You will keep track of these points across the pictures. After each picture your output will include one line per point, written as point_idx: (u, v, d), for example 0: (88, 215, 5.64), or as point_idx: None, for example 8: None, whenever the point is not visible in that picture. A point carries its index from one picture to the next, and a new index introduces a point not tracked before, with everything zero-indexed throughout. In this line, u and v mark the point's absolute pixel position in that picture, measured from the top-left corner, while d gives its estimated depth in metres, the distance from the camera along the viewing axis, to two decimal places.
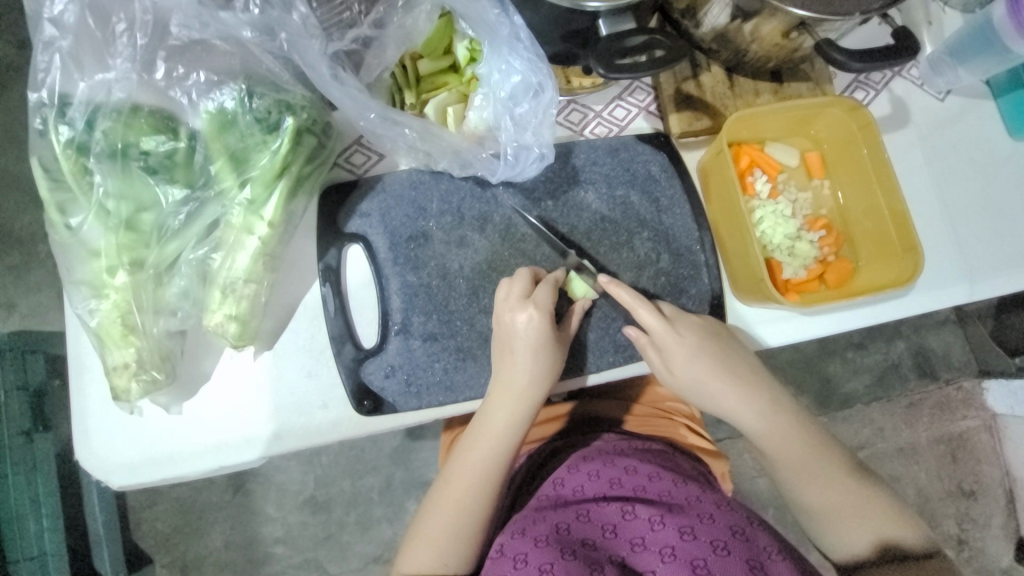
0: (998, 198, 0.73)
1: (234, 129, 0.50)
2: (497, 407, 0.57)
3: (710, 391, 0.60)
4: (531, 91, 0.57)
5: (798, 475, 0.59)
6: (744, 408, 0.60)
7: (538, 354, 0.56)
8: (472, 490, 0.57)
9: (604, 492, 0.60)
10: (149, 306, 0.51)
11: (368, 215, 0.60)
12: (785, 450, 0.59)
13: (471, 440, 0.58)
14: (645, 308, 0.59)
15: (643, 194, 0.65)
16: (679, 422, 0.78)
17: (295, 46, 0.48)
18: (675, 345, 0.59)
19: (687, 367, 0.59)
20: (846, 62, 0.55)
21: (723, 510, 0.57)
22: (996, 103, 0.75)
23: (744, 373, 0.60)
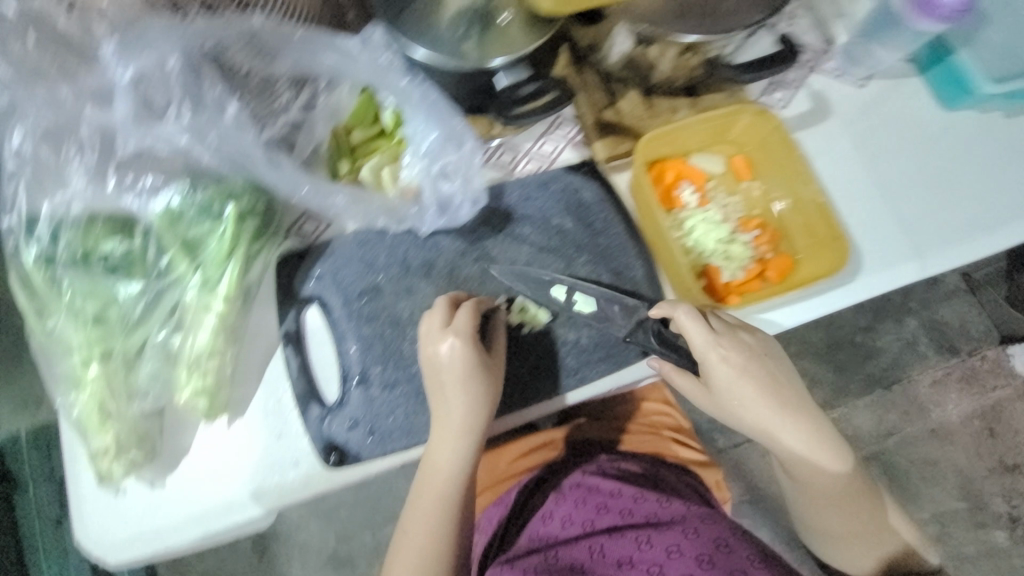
0: (937, 173, 0.74)
1: (182, 221, 0.56)
2: (434, 435, 0.60)
3: (748, 407, 0.61)
4: (452, 142, 0.63)
5: (822, 497, 0.64)
6: (786, 430, 0.61)
7: (467, 382, 0.58)
8: (431, 524, 0.59)
9: (592, 519, 0.64)
10: (125, 390, 0.56)
11: (321, 277, 0.65)
12: (817, 481, 0.63)
13: (421, 476, 0.60)
14: (692, 324, 0.59)
15: (578, 221, 0.69)
16: (667, 437, 0.81)
17: (226, 140, 0.54)
18: (727, 372, 0.60)
19: (730, 388, 0.61)
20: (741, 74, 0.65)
21: (707, 525, 0.62)
22: (923, 78, 0.77)
23: (790, 401, 0.61)
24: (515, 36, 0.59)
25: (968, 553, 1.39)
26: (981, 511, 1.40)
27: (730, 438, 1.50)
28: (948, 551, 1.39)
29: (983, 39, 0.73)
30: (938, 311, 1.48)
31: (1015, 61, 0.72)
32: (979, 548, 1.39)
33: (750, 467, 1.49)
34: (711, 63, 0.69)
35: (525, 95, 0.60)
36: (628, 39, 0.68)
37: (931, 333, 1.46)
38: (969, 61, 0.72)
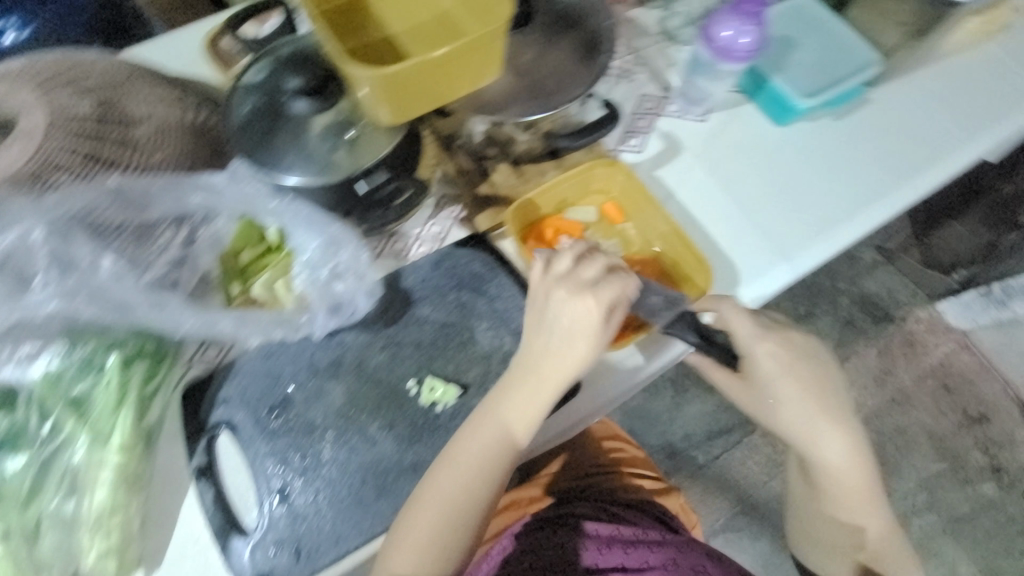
0: (785, 181, 0.83)
1: (63, 382, 0.57)
2: (510, 421, 0.62)
3: (781, 402, 0.70)
4: (332, 247, 0.67)
5: (839, 502, 0.73)
6: (823, 427, 0.70)
7: (592, 345, 0.63)
8: (461, 499, 0.60)
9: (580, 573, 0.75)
10: (24, 569, 0.54)
11: (228, 401, 0.65)
12: (837, 476, 0.71)
13: (432, 497, 0.60)
14: (744, 326, 0.68)
15: (474, 291, 0.72)
16: (625, 473, 0.95)
17: (99, 295, 0.57)
18: (772, 368, 0.69)
19: (773, 383, 0.69)
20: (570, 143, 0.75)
21: (683, 553, 0.79)
22: (754, 104, 0.88)
23: (821, 401, 0.70)
24: (362, 149, 0.63)
25: (963, 513, 1.41)
26: (962, 468, 1.44)
27: (708, 450, 1.51)
28: (944, 515, 1.40)
29: (790, 62, 0.83)
30: (864, 286, 1.58)
31: (820, 76, 0.83)
32: (972, 505, 1.41)
33: (735, 475, 1.49)
34: (555, 138, 0.76)
35: (381, 197, 0.67)
36: (480, 129, 0.76)
37: (863, 307, 1.55)
38: (782, 83, 0.82)
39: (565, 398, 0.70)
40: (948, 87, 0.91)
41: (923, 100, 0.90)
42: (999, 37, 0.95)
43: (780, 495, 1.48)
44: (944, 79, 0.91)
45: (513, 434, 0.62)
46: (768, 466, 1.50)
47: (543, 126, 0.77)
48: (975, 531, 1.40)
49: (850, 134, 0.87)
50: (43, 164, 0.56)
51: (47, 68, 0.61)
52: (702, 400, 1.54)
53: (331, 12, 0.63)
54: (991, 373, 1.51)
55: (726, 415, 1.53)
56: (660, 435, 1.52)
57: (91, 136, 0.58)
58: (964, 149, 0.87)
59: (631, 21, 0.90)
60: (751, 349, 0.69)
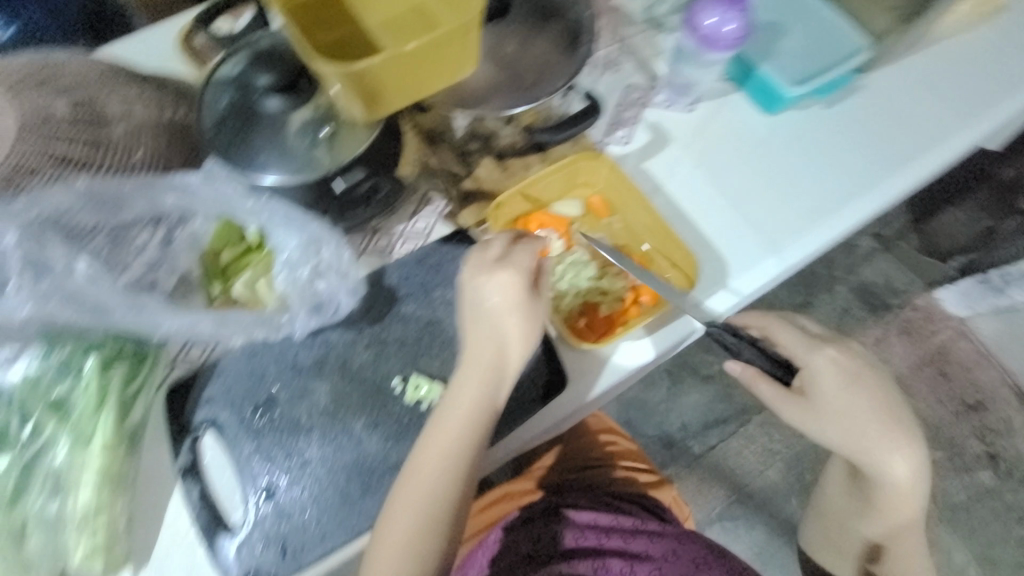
0: (775, 171, 0.82)
1: (43, 384, 0.57)
2: (454, 409, 0.62)
3: (841, 420, 0.69)
4: (312, 247, 0.66)
5: (885, 520, 0.73)
6: (886, 446, 0.70)
7: (526, 314, 0.64)
8: (432, 491, 0.60)
9: (575, 551, 0.76)
10: (15, 566, 0.55)
11: (212, 401, 0.65)
12: (892, 500, 0.72)
13: (400, 508, 0.59)
14: (792, 334, 0.71)
15: (459, 287, 0.72)
16: (618, 466, 0.95)
17: (76, 297, 0.56)
18: (831, 382, 0.70)
19: (840, 398, 0.70)
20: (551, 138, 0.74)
21: (683, 545, 0.78)
22: (743, 93, 0.86)
23: (887, 417, 0.70)
24: (344, 140, 0.62)
25: (959, 500, 1.41)
26: (959, 456, 1.44)
27: (704, 441, 1.51)
28: (939, 502, 1.41)
29: (778, 50, 0.82)
30: (862, 274, 1.57)
31: (809, 64, 0.81)
32: (969, 493, 1.42)
33: (732, 465, 1.50)
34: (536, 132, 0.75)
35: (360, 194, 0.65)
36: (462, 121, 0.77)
37: (860, 296, 1.55)
38: (771, 71, 0.80)
39: (550, 394, 0.68)
40: (939, 70, 0.89)
41: (911, 83, 0.88)
42: (998, 19, 0.92)
43: (776, 484, 1.49)
44: (934, 63, 0.89)
45: (459, 431, 0.61)
46: (765, 456, 1.50)
47: (524, 119, 0.76)
48: (971, 519, 1.41)
49: (842, 122, 0.85)
50: (15, 169, 0.56)
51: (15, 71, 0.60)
52: (697, 391, 1.54)
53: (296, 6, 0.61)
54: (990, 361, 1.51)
55: (722, 406, 1.53)
56: (656, 426, 1.52)
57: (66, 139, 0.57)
58: (957, 135, 0.86)
59: (615, 9, 0.89)
60: (807, 362, 0.70)
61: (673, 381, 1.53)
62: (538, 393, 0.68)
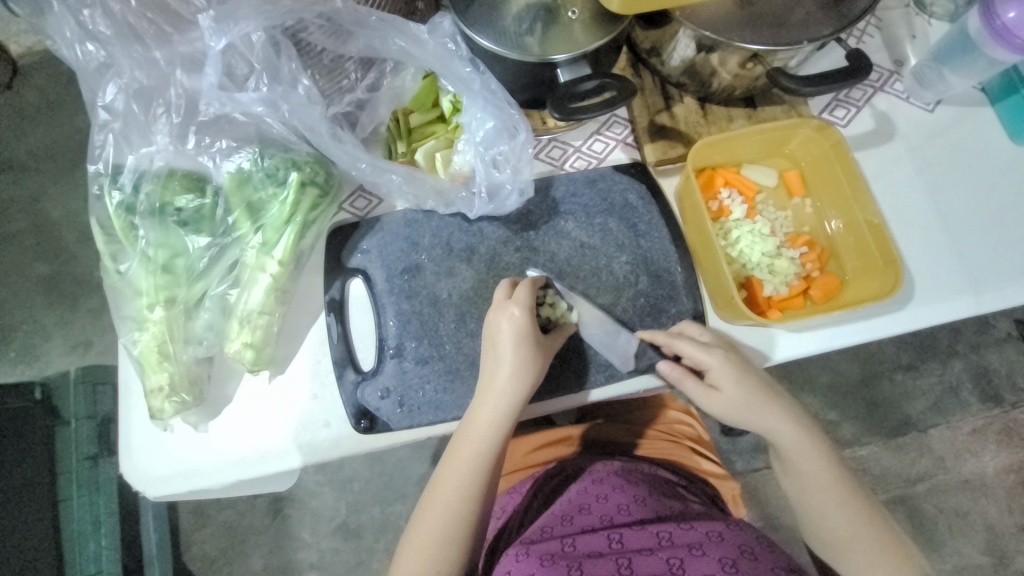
0: (1003, 206, 0.71)
1: (250, 184, 0.60)
2: (486, 416, 0.60)
3: (736, 403, 0.62)
4: (506, 133, 0.64)
5: (841, 503, 0.62)
6: (777, 420, 0.62)
7: (520, 349, 0.59)
8: (466, 485, 0.60)
9: (612, 516, 0.66)
10: (183, 334, 0.60)
11: (367, 252, 0.68)
12: (806, 490, 0.62)
13: (437, 499, 0.60)
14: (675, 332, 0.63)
15: (621, 221, 0.70)
16: (687, 446, 0.88)
17: (297, 113, 0.58)
18: (729, 367, 0.62)
19: (716, 380, 0.62)
20: (795, 88, 0.60)
21: (733, 531, 0.63)
22: (995, 110, 0.74)
23: (772, 400, 0.63)
24: (555, 40, 0.60)
25: None
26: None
27: (749, 461, 1.47)
28: None
29: None
30: (987, 357, 1.42)
31: None
32: None
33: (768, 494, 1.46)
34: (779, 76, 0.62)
35: (585, 92, 0.59)
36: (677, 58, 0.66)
37: (976, 379, 1.41)
38: None
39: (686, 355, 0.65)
40: None
41: None
42: None
43: None
44: None
45: (485, 439, 0.60)
46: None
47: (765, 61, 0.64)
48: None
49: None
50: None
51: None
52: None
53: None
54: None
55: None
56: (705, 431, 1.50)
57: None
58: None
59: None
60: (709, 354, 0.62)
61: None
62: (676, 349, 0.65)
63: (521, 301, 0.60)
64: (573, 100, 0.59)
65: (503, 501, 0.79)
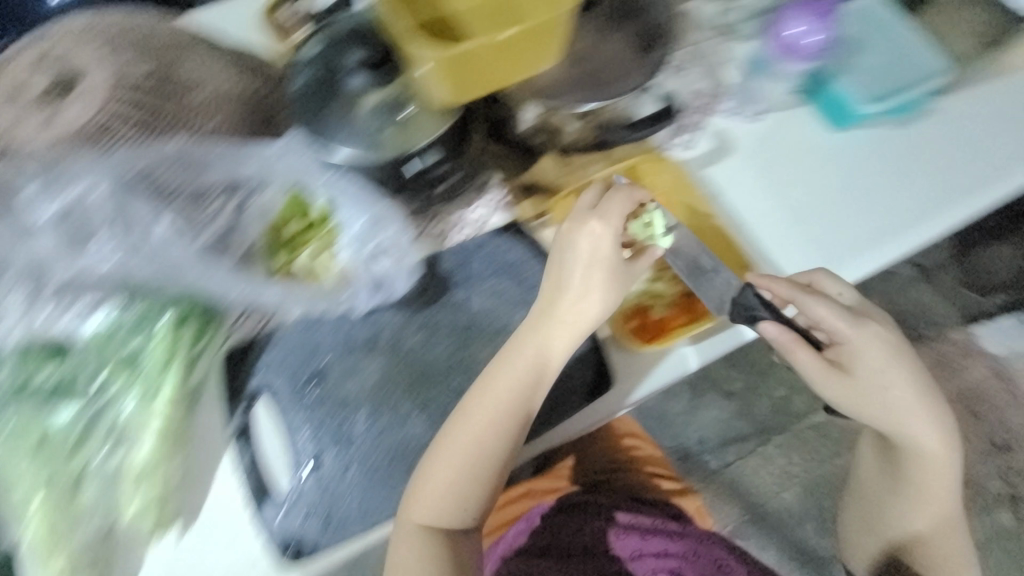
0: (841, 188, 0.80)
1: (115, 338, 0.58)
2: (530, 354, 0.63)
3: (885, 386, 0.65)
4: (376, 226, 0.67)
5: (934, 490, 0.70)
6: (918, 418, 0.66)
7: (594, 270, 0.64)
8: (493, 419, 0.62)
9: (619, 538, 0.84)
10: (68, 515, 0.56)
11: (268, 368, 0.65)
12: (926, 474, 0.69)
13: (460, 429, 0.62)
14: (824, 305, 0.66)
15: (512, 280, 0.73)
16: (650, 474, 0.99)
17: (159, 256, 0.59)
18: (875, 359, 0.65)
19: (861, 366, 0.66)
20: (622, 136, 0.74)
21: (707, 546, 0.84)
22: (812, 106, 0.83)
23: (926, 392, 0.67)
24: (417, 126, 0.63)
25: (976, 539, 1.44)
26: (981, 497, 1.45)
27: (721, 457, 1.51)
28: None
29: (854, 66, 0.80)
30: (898, 301, 1.58)
31: (887, 81, 0.79)
32: (986, 532, 1.45)
33: (748, 484, 1.50)
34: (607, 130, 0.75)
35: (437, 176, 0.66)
36: (534, 111, 0.73)
37: (894, 323, 1.55)
38: (846, 86, 0.79)
39: (598, 392, 0.70)
40: None
41: (1000, 113, 0.84)
42: None
43: (792, 507, 1.49)
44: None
45: (534, 374, 0.63)
46: (782, 478, 1.50)
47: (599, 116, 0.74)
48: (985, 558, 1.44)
49: (928, 143, 0.83)
50: (105, 128, 0.62)
51: (110, 29, 0.67)
52: (718, 406, 1.54)
53: None
54: None
55: (743, 424, 1.53)
56: (674, 437, 1.52)
57: (151, 99, 0.63)
58: None
59: (682, 15, 0.85)
60: (848, 337, 0.66)
61: (695, 395, 1.53)
62: (587, 389, 0.69)
63: (604, 217, 0.64)
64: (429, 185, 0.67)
65: (513, 536, 0.88)
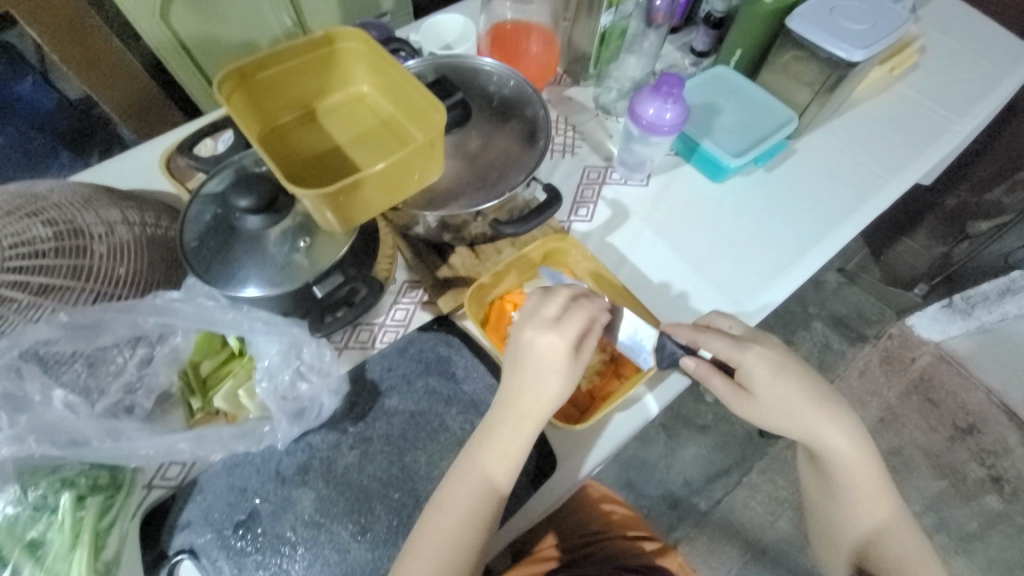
0: (731, 231, 0.88)
1: (17, 526, 0.54)
2: (504, 445, 0.62)
3: (783, 401, 0.66)
4: (291, 352, 0.66)
5: (865, 484, 0.69)
6: (822, 422, 0.67)
7: (560, 364, 0.62)
8: (474, 515, 0.60)
9: None
10: None
11: (191, 524, 0.63)
12: (847, 471, 0.69)
13: (438, 531, 0.59)
14: (710, 336, 0.67)
15: (441, 375, 0.73)
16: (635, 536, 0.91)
17: (63, 429, 0.56)
18: (767, 374, 0.66)
19: (759, 385, 0.67)
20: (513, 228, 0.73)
21: None
22: (691, 164, 0.93)
23: (821, 398, 0.68)
24: (321, 250, 0.65)
25: (972, 530, 1.41)
26: (963, 484, 1.46)
27: (709, 495, 1.47)
28: (954, 534, 1.40)
29: (716, 127, 0.90)
30: (835, 307, 1.65)
31: (745, 138, 0.89)
32: (979, 521, 1.42)
33: (741, 519, 1.45)
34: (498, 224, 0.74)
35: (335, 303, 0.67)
36: (432, 219, 0.73)
37: (838, 328, 1.61)
38: (711, 146, 0.87)
39: (541, 477, 0.68)
40: (864, 128, 0.99)
41: (845, 146, 0.97)
42: (905, 79, 1.05)
43: (789, 535, 1.43)
44: (863, 122, 1.00)
45: (503, 469, 0.61)
46: (771, 504, 1.46)
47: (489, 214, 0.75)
48: (988, 548, 1.40)
49: (792, 180, 0.93)
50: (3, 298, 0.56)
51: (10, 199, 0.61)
52: (695, 442, 1.52)
53: (275, 130, 0.69)
54: (969, 381, 1.58)
55: (722, 456, 1.51)
56: (658, 485, 1.47)
57: (62, 258, 0.59)
58: (888, 185, 0.93)
59: (568, 99, 0.99)
60: (741, 359, 0.66)
61: (668, 435, 1.52)
62: (530, 478, 0.68)
63: (564, 320, 0.63)
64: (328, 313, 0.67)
65: None
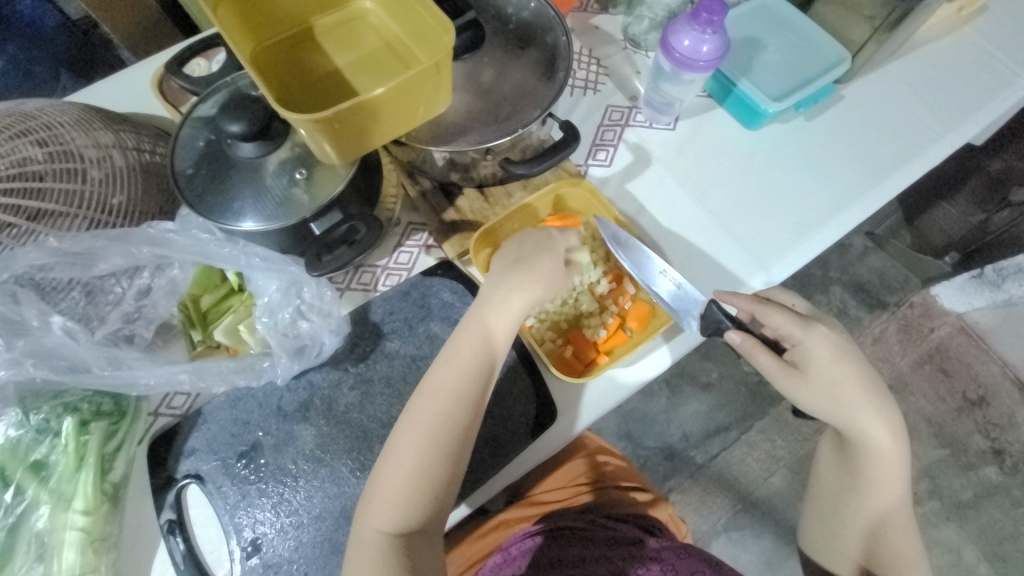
0: (761, 185, 0.81)
1: (22, 446, 0.57)
2: (501, 314, 0.64)
3: (834, 382, 0.64)
4: (290, 291, 0.64)
5: (887, 479, 0.68)
6: (868, 410, 0.65)
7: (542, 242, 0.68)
8: (463, 372, 0.61)
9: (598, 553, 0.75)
10: None
11: (196, 452, 0.64)
12: (875, 463, 0.68)
13: (431, 389, 0.61)
14: (776, 310, 0.64)
15: (443, 322, 0.72)
16: (630, 487, 0.92)
17: (64, 354, 0.57)
18: (826, 356, 0.64)
19: (814, 362, 0.64)
20: (527, 170, 0.67)
21: (688, 549, 0.77)
22: (725, 108, 0.85)
23: (872, 387, 0.66)
24: (320, 184, 0.61)
25: (966, 498, 1.43)
26: (964, 453, 1.46)
27: (706, 450, 1.49)
28: (946, 501, 1.42)
29: (757, 66, 0.81)
30: (857, 272, 1.58)
31: (788, 79, 0.80)
32: (975, 490, 1.43)
33: (735, 473, 1.47)
34: (509, 163, 0.68)
35: (333, 241, 0.63)
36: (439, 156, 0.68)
37: (857, 294, 1.56)
38: (749, 87, 0.79)
39: (540, 429, 0.68)
40: (922, 75, 0.89)
41: (898, 95, 0.87)
42: (975, 21, 0.93)
43: (781, 492, 1.47)
44: (922, 69, 0.89)
45: (495, 332, 0.63)
46: (767, 462, 1.48)
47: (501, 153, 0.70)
48: (979, 516, 1.42)
49: (833, 130, 0.85)
50: None
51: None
52: (697, 398, 1.52)
53: (272, 51, 0.63)
54: (988, 355, 1.53)
55: (723, 413, 1.51)
56: (657, 437, 1.50)
57: (51, 170, 0.56)
58: (941, 143, 0.85)
59: (594, 29, 0.89)
60: (801, 338, 0.64)
61: (670, 391, 1.53)
62: (529, 427, 0.68)
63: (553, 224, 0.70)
64: (326, 251, 0.63)
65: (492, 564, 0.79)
